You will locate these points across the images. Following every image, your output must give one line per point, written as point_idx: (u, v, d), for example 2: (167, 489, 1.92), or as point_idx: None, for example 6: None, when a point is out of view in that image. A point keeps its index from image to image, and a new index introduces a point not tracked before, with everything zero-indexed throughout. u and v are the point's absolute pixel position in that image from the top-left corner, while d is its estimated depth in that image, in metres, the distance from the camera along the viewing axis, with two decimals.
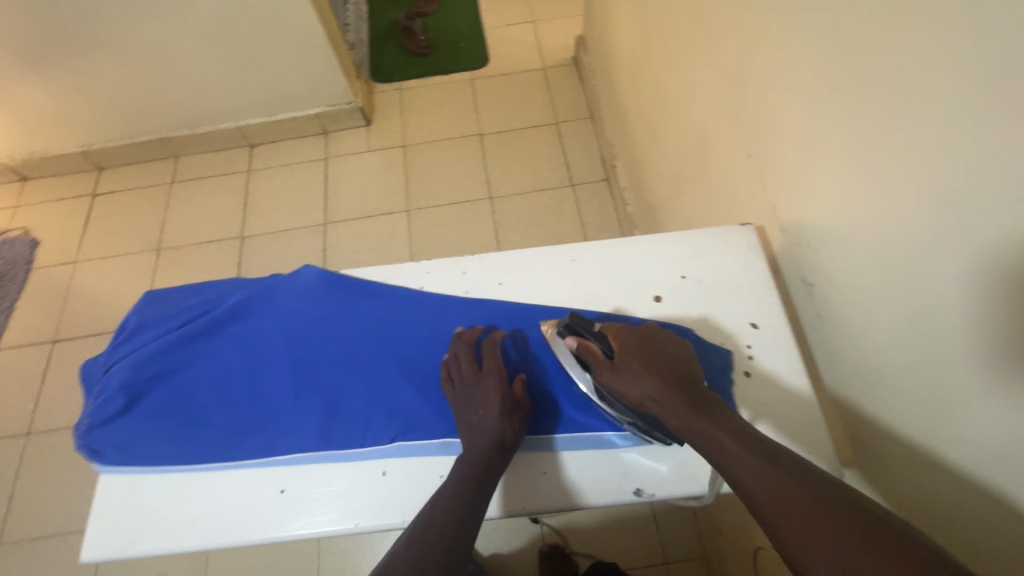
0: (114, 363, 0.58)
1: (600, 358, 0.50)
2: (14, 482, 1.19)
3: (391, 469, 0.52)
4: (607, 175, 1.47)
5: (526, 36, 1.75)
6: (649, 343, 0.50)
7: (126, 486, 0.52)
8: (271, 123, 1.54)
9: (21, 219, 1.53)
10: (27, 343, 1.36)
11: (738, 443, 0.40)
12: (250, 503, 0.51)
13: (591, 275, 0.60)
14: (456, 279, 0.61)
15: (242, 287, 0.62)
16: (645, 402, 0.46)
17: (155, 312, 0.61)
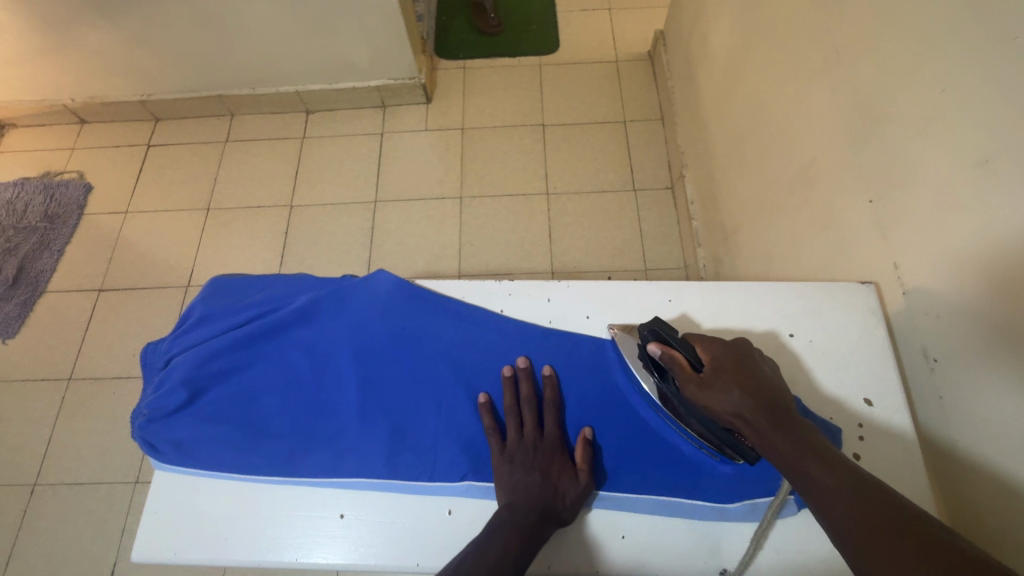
0: (176, 352, 0.56)
1: (688, 369, 0.48)
2: (53, 425, 1.21)
3: (458, 508, 0.49)
4: (672, 184, 1.39)
5: (600, 24, 1.65)
6: (743, 361, 0.48)
7: (181, 488, 0.51)
8: (331, 91, 1.50)
9: (76, 162, 1.54)
10: (74, 288, 1.37)
11: (829, 469, 0.39)
12: (308, 523, 0.49)
13: (688, 321, 0.56)
14: (541, 306, 0.58)
15: (314, 285, 0.59)
16: (732, 417, 0.45)
17: (221, 302, 0.59)
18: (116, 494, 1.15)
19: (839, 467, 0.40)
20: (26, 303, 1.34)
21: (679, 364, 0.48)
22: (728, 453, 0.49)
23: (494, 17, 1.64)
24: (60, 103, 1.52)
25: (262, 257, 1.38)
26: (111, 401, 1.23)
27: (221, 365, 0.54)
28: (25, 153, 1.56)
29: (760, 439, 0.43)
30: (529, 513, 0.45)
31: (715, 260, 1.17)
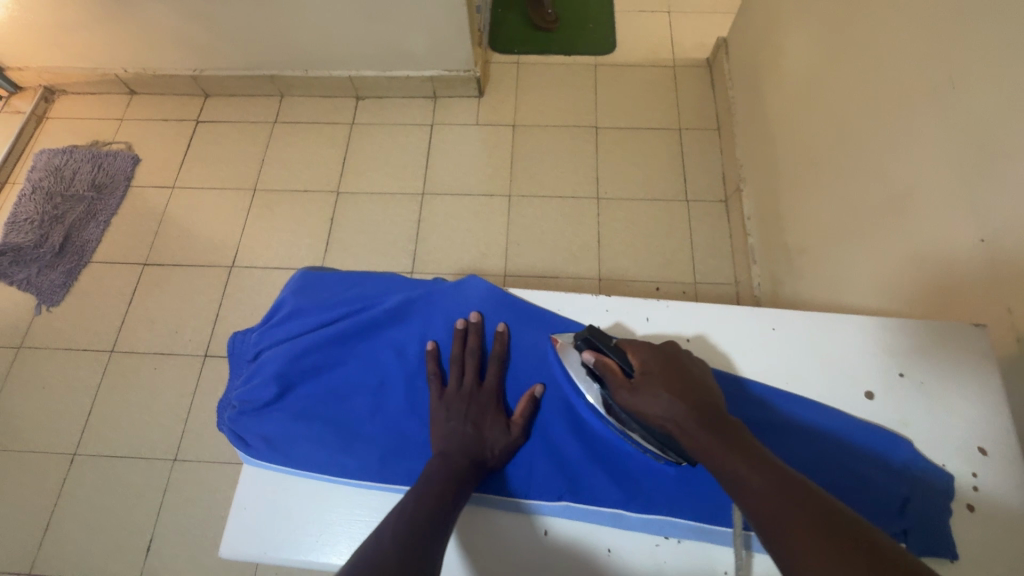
0: (266, 346, 0.57)
1: (620, 375, 0.51)
2: (95, 396, 1.22)
3: (554, 529, 0.52)
4: (727, 197, 1.37)
5: (659, 26, 1.62)
6: (671, 364, 0.51)
7: (271, 487, 0.50)
8: (384, 78, 1.48)
9: (125, 133, 1.54)
10: (119, 260, 1.37)
11: (754, 469, 0.41)
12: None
13: (792, 351, 0.57)
14: (639, 324, 0.59)
15: (404, 287, 0.60)
16: (663, 422, 0.47)
17: (310, 297, 0.59)
18: (154, 469, 1.15)
19: (767, 469, 0.41)
20: (71, 272, 1.35)
21: (611, 370, 0.51)
22: (668, 456, 0.51)
23: (551, 12, 1.61)
24: (112, 73, 1.52)
25: (307, 243, 1.37)
26: (152, 376, 1.23)
27: (310, 360, 0.55)
28: (75, 120, 1.56)
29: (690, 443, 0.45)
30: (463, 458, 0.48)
31: (773, 279, 1.14)
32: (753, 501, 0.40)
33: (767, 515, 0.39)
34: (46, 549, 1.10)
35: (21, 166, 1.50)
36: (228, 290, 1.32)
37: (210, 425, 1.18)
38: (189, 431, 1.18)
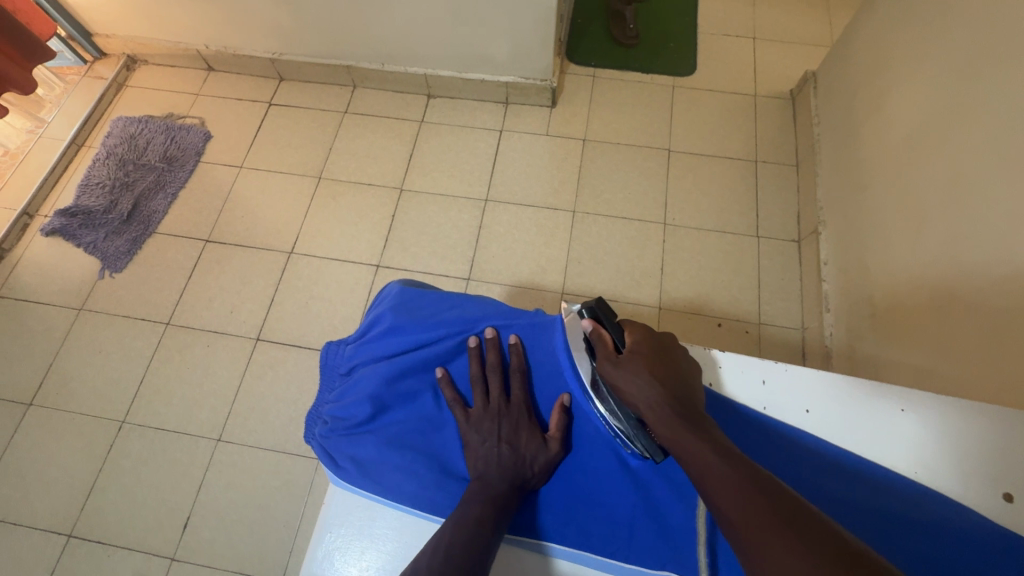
0: (361, 361, 0.62)
1: (609, 350, 0.56)
2: (148, 367, 1.24)
3: None
4: (800, 238, 1.31)
5: (743, 53, 1.58)
6: (659, 350, 0.56)
7: (364, 511, 0.54)
8: (459, 80, 1.47)
9: (199, 108, 1.56)
10: (183, 234, 1.39)
11: (715, 452, 0.44)
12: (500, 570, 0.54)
13: (917, 436, 0.57)
14: (755, 388, 0.62)
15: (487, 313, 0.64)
16: (641, 404, 0.51)
17: (407, 316, 0.63)
18: (198, 448, 1.16)
19: (728, 454, 0.44)
20: (136, 241, 1.38)
21: (603, 342, 0.56)
22: (636, 447, 0.55)
23: (633, 28, 1.58)
24: (194, 48, 1.54)
25: (366, 238, 1.36)
26: (205, 354, 1.25)
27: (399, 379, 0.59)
28: (152, 91, 1.59)
29: (660, 424, 0.49)
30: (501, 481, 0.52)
31: (849, 332, 1.09)
32: (712, 480, 0.43)
33: (721, 492, 0.42)
34: (88, 512, 1.11)
35: (97, 131, 1.54)
36: (285, 276, 1.33)
37: (256, 410, 1.19)
38: (235, 414, 1.19)
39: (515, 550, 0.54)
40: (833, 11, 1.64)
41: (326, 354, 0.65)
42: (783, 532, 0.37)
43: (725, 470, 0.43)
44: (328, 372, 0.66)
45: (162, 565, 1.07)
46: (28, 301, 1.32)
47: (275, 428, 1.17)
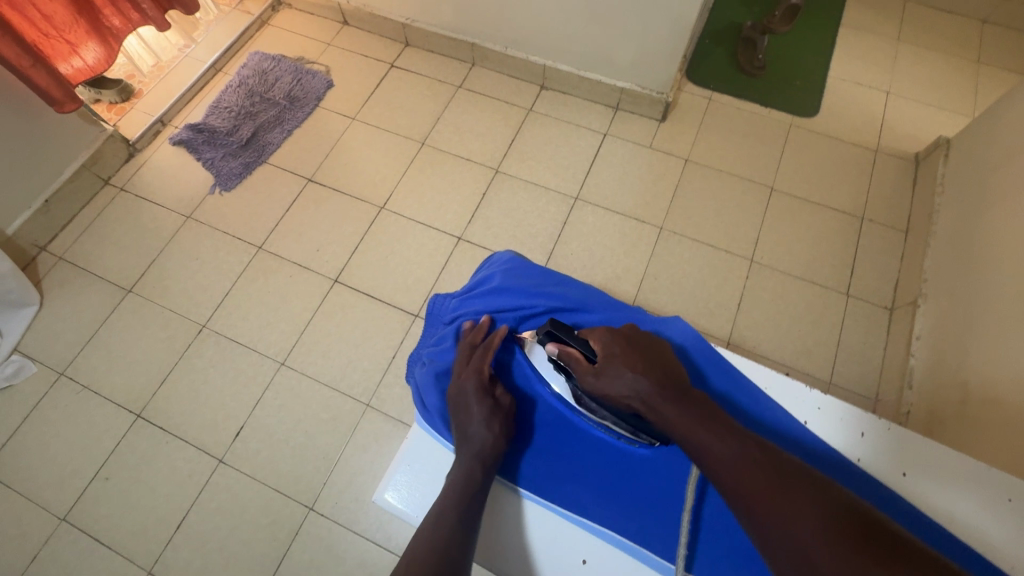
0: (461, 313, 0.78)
1: (584, 363, 0.64)
2: (235, 283, 1.33)
3: None
4: (892, 306, 1.24)
5: (872, 105, 1.51)
6: (631, 347, 0.64)
7: (432, 454, 0.71)
8: (576, 76, 1.48)
9: (328, 57, 1.65)
10: (289, 170, 1.48)
11: (712, 435, 0.53)
12: (562, 548, 0.66)
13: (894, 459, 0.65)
14: (853, 438, 0.67)
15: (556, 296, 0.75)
16: (630, 398, 0.61)
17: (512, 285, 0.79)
18: (263, 367, 1.24)
19: (723, 437, 0.53)
20: (248, 166, 1.48)
21: (575, 359, 0.65)
22: (640, 439, 0.66)
23: (761, 58, 1.54)
24: (337, 1, 1.63)
25: (454, 209, 1.40)
26: (286, 283, 1.33)
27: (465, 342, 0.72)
28: (290, 34, 1.70)
29: (658, 415, 0.58)
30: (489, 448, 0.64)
31: (930, 414, 1.03)
32: (713, 456, 0.52)
33: (719, 466, 0.51)
34: (157, 399, 1.21)
35: (235, 60, 1.66)
36: (372, 228, 1.39)
37: (321, 345, 1.25)
38: (301, 343, 1.26)
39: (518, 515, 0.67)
40: (980, 80, 1.54)
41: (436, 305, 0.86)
42: (781, 498, 0.47)
43: (724, 449, 0.52)
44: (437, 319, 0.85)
45: (210, 464, 1.15)
46: (146, 199, 1.44)
47: (335, 366, 1.23)
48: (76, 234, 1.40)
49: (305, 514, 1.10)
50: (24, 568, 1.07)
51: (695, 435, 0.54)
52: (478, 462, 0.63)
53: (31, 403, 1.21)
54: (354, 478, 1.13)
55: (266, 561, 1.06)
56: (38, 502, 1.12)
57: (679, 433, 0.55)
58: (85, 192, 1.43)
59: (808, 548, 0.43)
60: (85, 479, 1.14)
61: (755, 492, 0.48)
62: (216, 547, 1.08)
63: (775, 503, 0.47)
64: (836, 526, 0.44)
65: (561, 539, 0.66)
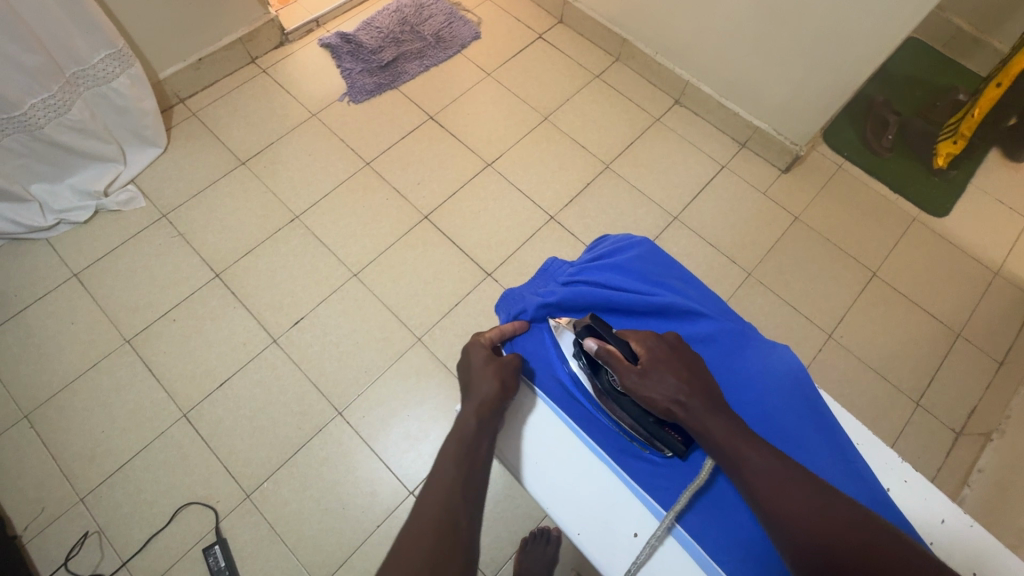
0: (579, 273, 0.66)
1: (624, 362, 0.55)
2: (335, 188, 1.39)
3: None
4: (960, 432, 1.18)
5: (1007, 227, 1.43)
6: (673, 354, 0.56)
7: None
8: (715, 102, 1.47)
9: (483, 10, 1.69)
10: (416, 103, 1.53)
11: (753, 449, 0.50)
12: (611, 523, 0.56)
13: (982, 551, 0.54)
14: (932, 523, 0.55)
15: (681, 290, 0.63)
16: (670, 403, 0.53)
17: (633, 261, 0.65)
18: (336, 272, 1.29)
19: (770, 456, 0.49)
20: (380, 86, 1.54)
21: (616, 357, 0.55)
22: (653, 445, 0.57)
23: (890, 140, 1.48)
24: None
25: (555, 188, 1.42)
26: (381, 203, 1.38)
27: (545, 307, 0.63)
28: None
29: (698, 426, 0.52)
30: (490, 399, 0.57)
31: None
32: (752, 471, 0.49)
33: (761, 480, 0.48)
34: (237, 267, 1.29)
35: None
36: (473, 180, 1.42)
37: (394, 270, 1.30)
38: (378, 262, 1.31)
39: (550, 457, 0.58)
40: None
41: (551, 264, 0.72)
42: (821, 512, 0.45)
43: (765, 465, 0.49)
44: (547, 276, 0.72)
45: (265, 341, 1.22)
46: (281, 86, 1.52)
47: (400, 293, 1.28)
48: (212, 98, 1.49)
49: (332, 416, 1.15)
50: (83, 371, 1.17)
51: (734, 445, 0.50)
52: (473, 404, 0.57)
53: (131, 230, 1.31)
54: (385, 400, 1.17)
55: (285, 445, 1.12)
56: (111, 319, 1.22)
57: (721, 451, 0.50)
58: (233, 64, 1.52)
59: (837, 553, 0.43)
60: (155, 314, 1.23)
61: (790, 505, 0.46)
62: (247, 415, 1.15)
63: (815, 518, 0.45)
64: (853, 538, 0.43)
65: (602, 515, 0.56)
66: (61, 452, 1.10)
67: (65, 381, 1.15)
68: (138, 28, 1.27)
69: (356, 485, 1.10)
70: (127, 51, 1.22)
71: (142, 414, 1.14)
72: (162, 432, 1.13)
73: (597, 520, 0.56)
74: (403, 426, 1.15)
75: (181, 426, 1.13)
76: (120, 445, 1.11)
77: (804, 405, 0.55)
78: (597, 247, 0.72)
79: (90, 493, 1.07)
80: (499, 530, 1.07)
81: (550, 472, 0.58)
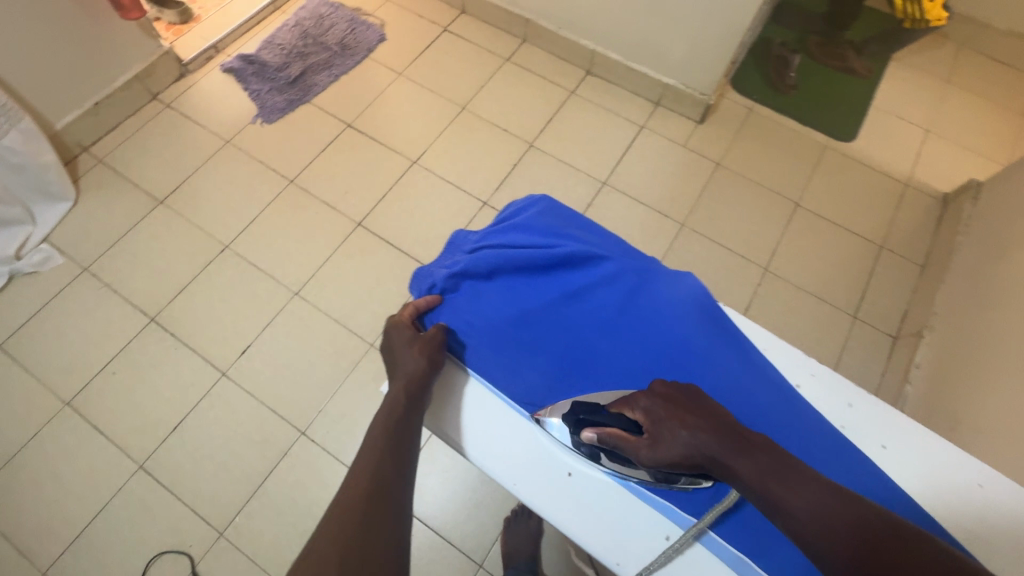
0: (486, 239, 0.66)
1: (630, 438, 0.52)
2: (262, 211, 1.37)
3: (674, 536, 0.56)
4: (897, 335, 1.26)
5: (910, 140, 1.52)
6: (676, 403, 0.52)
7: None
8: (623, 67, 1.51)
9: (384, 12, 1.69)
10: (331, 113, 1.51)
11: (789, 488, 0.44)
12: (544, 468, 0.59)
13: (884, 424, 0.57)
14: (838, 407, 0.58)
15: (583, 239, 0.64)
16: (693, 458, 0.49)
17: (536, 218, 0.66)
18: (276, 294, 1.27)
19: (810, 491, 0.44)
20: (291, 103, 1.52)
21: (623, 437, 0.52)
22: (679, 483, 0.55)
23: (793, 77, 1.55)
24: None
25: (484, 174, 1.43)
26: (312, 218, 1.36)
27: (456, 277, 0.63)
28: None
29: (726, 471, 0.48)
30: (414, 378, 0.58)
31: None
32: (788, 508, 0.44)
33: (808, 528, 0.42)
34: (172, 308, 1.25)
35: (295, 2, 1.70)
36: (402, 180, 1.42)
37: (335, 282, 1.29)
38: (318, 277, 1.29)
39: (494, 430, 0.60)
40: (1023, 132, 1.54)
41: (457, 236, 0.72)
42: (874, 554, 0.39)
43: (805, 503, 0.43)
44: (453, 249, 0.72)
45: (213, 376, 1.19)
46: (189, 119, 1.48)
47: (345, 303, 1.26)
48: (118, 141, 1.44)
49: (295, 437, 1.13)
50: (24, 443, 1.11)
51: (767, 487, 0.45)
52: (403, 380, 0.57)
53: (53, 290, 1.26)
54: (346, 412, 1.16)
55: (252, 475, 1.10)
56: (45, 384, 1.16)
57: (755, 493, 0.46)
58: (133, 103, 1.47)
59: None
60: (93, 371, 1.18)
61: (840, 546, 0.41)
62: (207, 454, 1.12)
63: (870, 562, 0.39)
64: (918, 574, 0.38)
65: (533, 463, 0.59)
66: (15, 529, 1.05)
67: (6, 456, 1.10)
68: (22, 82, 1.21)
69: (331, 502, 1.09)
70: (12, 105, 1.17)
71: (96, 474, 1.10)
72: (121, 488, 1.08)
73: (545, 478, 0.59)
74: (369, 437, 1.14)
75: (139, 478, 1.09)
76: (78, 510, 1.06)
77: (712, 328, 0.60)
78: (501, 214, 0.72)
79: (54, 565, 1.02)
80: (481, 515, 1.08)
81: (482, 432, 0.60)
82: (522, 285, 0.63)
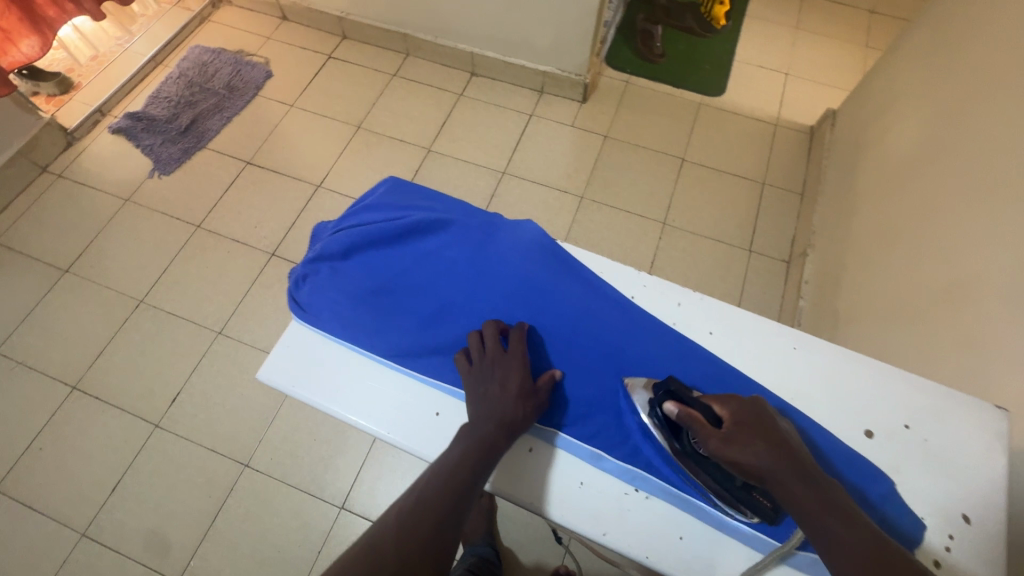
0: (343, 224, 0.77)
1: (706, 426, 0.54)
2: (173, 260, 1.37)
3: (537, 447, 0.65)
4: (789, 260, 1.36)
5: (773, 85, 1.65)
6: (762, 421, 0.53)
7: (297, 347, 0.72)
8: (502, 62, 1.59)
9: (267, 50, 1.72)
10: (229, 154, 1.53)
11: (848, 527, 0.46)
12: (412, 411, 0.67)
13: (708, 313, 0.72)
14: (669, 307, 0.72)
15: (427, 207, 0.76)
16: (759, 474, 0.50)
17: (384, 199, 0.78)
18: (199, 337, 1.27)
19: (866, 537, 0.45)
20: (186, 151, 1.53)
21: (698, 422, 0.54)
22: (741, 511, 0.56)
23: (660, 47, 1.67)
24: None
25: None
26: (224, 257, 1.37)
27: (316, 260, 0.75)
28: (231, 29, 1.77)
29: (787, 497, 0.49)
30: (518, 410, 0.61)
31: None
32: (841, 542, 0.45)
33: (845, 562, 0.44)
34: (93, 371, 1.24)
35: (176, 54, 1.71)
36: (309, 205, 1.45)
37: (257, 314, 1.30)
38: (238, 313, 1.30)
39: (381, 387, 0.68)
40: (868, 61, 1.71)
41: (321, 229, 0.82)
42: None
43: (854, 541, 0.45)
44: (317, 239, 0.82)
45: (146, 430, 1.18)
46: (84, 184, 1.47)
47: (270, 333, 1.28)
48: (10, 218, 1.42)
49: (239, 471, 1.14)
50: None
51: (821, 516, 0.46)
52: (492, 421, 0.59)
53: None
54: (287, 436, 1.17)
55: (201, 518, 1.10)
56: None
57: (805, 520, 0.47)
58: (22, 178, 1.45)
59: None
60: (19, 450, 1.15)
61: None
62: (152, 507, 1.11)
63: None
64: None
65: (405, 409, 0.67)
66: None
67: None
68: None
69: (285, 526, 1.09)
70: None
71: (37, 552, 1.07)
72: (65, 560, 1.06)
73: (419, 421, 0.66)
74: (313, 455, 1.15)
75: (83, 546, 1.07)
76: None
77: (549, 260, 0.72)
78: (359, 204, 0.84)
79: None
80: None
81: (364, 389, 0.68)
82: (383, 256, 0.73)
